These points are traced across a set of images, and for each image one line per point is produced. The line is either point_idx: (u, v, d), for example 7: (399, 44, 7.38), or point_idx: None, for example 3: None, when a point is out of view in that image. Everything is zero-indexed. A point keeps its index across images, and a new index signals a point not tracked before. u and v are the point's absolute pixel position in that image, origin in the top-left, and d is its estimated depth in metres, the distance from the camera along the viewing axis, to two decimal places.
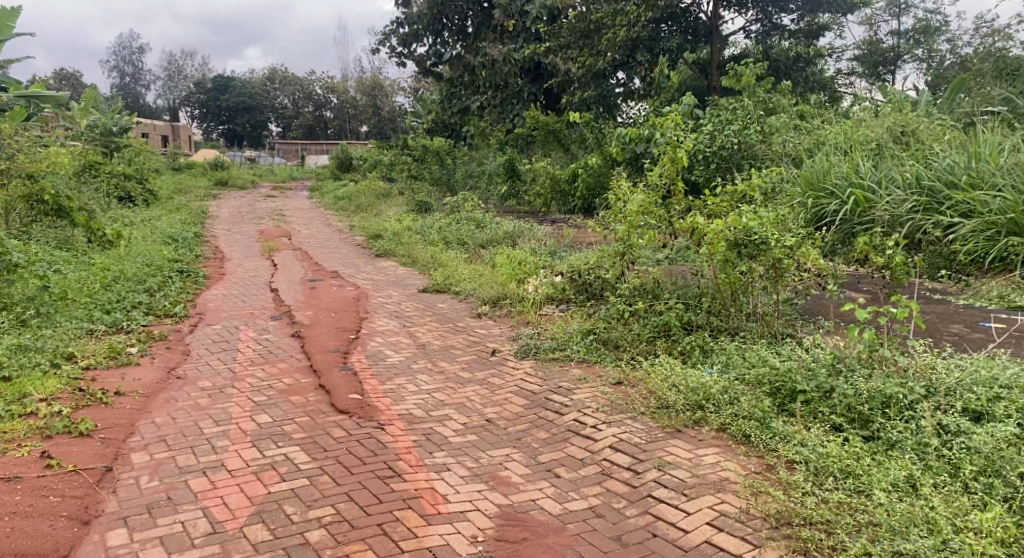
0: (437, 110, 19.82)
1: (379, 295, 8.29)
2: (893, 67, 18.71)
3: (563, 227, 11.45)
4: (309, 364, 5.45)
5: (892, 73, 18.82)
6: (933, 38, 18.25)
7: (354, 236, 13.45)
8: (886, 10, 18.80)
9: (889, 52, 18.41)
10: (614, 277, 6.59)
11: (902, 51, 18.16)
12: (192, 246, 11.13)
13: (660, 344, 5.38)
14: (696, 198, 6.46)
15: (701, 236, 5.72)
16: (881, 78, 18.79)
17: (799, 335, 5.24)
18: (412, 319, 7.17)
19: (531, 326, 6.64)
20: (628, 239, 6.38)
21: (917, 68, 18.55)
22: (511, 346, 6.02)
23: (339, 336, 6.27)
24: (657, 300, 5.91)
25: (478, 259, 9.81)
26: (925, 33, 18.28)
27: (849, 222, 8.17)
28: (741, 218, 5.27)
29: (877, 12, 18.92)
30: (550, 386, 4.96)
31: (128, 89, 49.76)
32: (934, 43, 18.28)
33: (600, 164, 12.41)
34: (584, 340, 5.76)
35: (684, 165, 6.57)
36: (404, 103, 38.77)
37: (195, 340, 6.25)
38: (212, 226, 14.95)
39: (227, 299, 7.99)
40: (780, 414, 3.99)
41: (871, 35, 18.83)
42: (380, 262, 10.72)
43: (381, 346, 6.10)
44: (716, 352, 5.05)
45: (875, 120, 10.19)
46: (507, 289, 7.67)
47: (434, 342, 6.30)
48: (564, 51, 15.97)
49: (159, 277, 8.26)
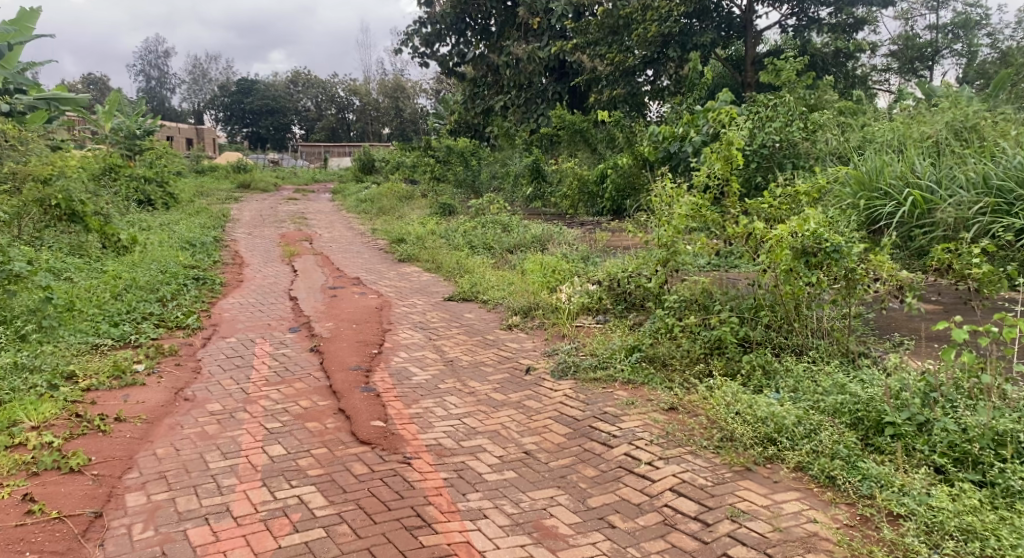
0: (460, 110, 19.36)
1: (402, 303, 7.82)
2: (930, 63, 17.85)
3: (594, 230, 10.94)
4: (327, 384, 4.98)
5: (928, 69, 17.94)
6: (973, 32, 17.45)
7: (378, 240, 13.02)
8: (923, 4, 18.03)
9: (927, 47, 17.60)
10: (657, 286, 6.10)
11: (941, 46, 17.39)
12: (210, 252, 10.76)
13: (716, 364, 4.91)
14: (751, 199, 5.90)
15: (759, 243, 5.23)
16: (917, 74, 17.99)
17: (874, 354, 4.75)
18: (439, 330, 6.69)
19: (567, 340, 6.14)
20: (672, 245, 5.91)
21: (956, 63, 17.75)
22: (546, 363, 5.52)
23: (361, 351, 5.82)
24: (709, 314, 5.41)
25: (506, 264, 9.32)
26: (965, 27, 17.47)
27: (906, 225, 7.61)
28: (807, 223, 4.77)
29: (913, 6, 18.14)
30: (594, 412, 4.46)
31: (154, 92, 49.94)
32: (974, 37, 17.47)
33: (630, 164, 11.85)
34: (629, 357, 5.28)
35: (738, 163, 6.01)
36: (426, 105, 38.37)
37: (207, 355, 5.82)
38: (233, 229, 14.59)
39: (243, 309, 7.55)
40: (867, 450, 3.54)
41: (907, 30, 18.06)
42: (403, 267, 10.27)
43: (406, 362, 5.62)
44: (781, 375, 4.57)
45: (929, 117, 9.60)
46: (539, 298, 7.17)
47: (463, 358, 5.82)
48: (592, 47, 15.39)
49: (174, 285, 7.86)
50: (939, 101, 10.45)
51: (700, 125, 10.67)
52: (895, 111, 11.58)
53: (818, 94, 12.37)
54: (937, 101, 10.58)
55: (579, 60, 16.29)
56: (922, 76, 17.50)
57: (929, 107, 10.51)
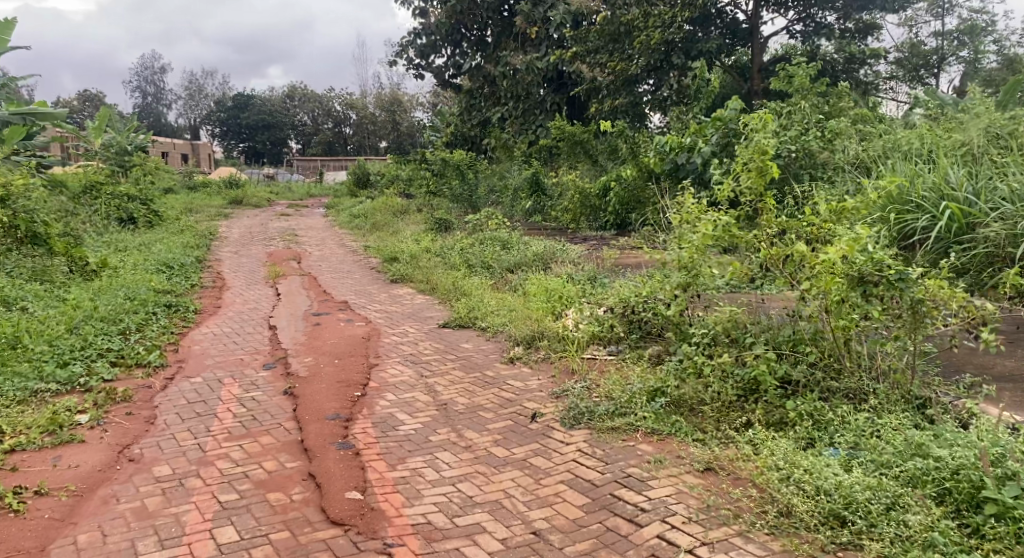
0: (457, 122, 18.68)
1: (392, 332, 7.08)
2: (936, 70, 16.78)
3: (601, 248, 10.24)
4: (299, 439, 4.27)
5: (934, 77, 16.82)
6: (979, 39, 16.44)
7: (370, 258, 12.30)
8: (928, 9, 17.23)
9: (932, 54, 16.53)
10: (676, 314, 5.44)
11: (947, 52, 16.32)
12: (189, 274, 10.02)
13: (756, 412, 4.23)
14: (788, 214, 5.14)
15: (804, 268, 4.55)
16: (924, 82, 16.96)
17: (940, 399, 4.05)
18: (431, 364, 5.96)
19: (578, 376, 5.40)
20: (693, 268, 5.33)
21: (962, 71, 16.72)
22: (554, 408, 4.79)
23: (341, 394, 5.09)
24: (743, 349, 4.75)
25: (506, 286, 8.59)
26: (971, 33, 16.56)
27: (944, 240, 6.96)
28: (859, 245, 4.08)
29: (918, 12, 17.39)
30: (615, 474, 3.77)
31: (150, 109, 49.29)
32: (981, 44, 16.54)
33: (635, 176, 11.14)
34: (652, 402, 4.58)
35: (774, 176, 5.29)
36: (423, 118, 37.69)
37: (167, 400, 5.06)
38: (219, 248, 13.86)
39: (215, 341, 6.79)
40: (967, 535, 2.93)
41: (912, 37, 17.31)
42: (395, 289, 9.55)
43: (392, 409, 4.87)
44: (836, 428, 3.91)
45: (961, 124, 8.94)
46: (543, 326, 6.44)
47: (458, 401, 5.06)
48: (592, 56, 14.72)
49: (141, 314, 7.10)
50: (964, 107, 9.78)
51: (709, 135, 10.00)
52: (915, 119, 10.93)
53: (834, 101, 11.67)
54: (963, 106, 9.90)
55: (578, 70, 15.56)
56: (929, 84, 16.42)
57: (952, 114, 9.83)
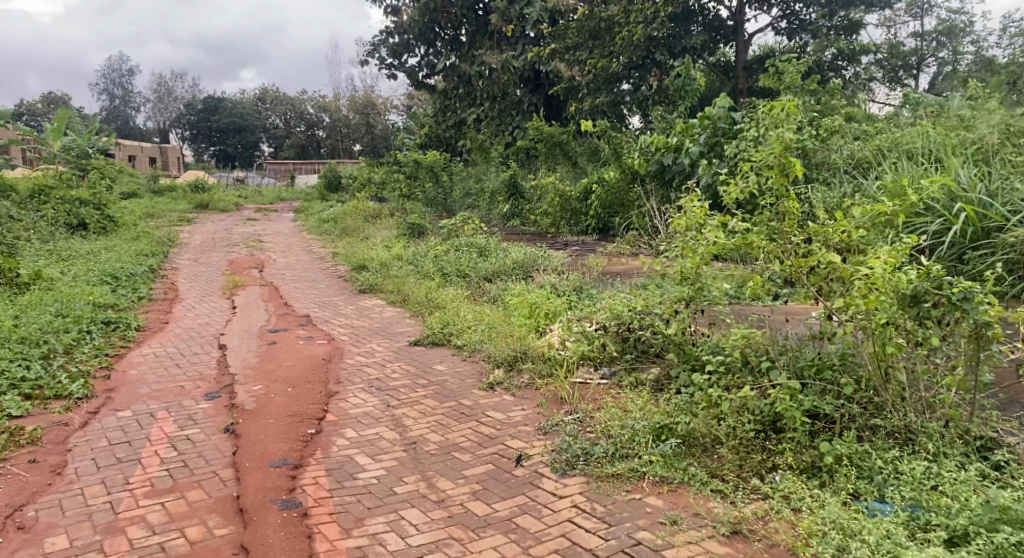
0: (430, 123, 17.94)
1: (356, 351, 6.32)
2: (915, 72, 15.36)
3: (585, 255, 9.61)
4: (235, 494, 3.57)
5: (913, 78, 15.43)
6: (959, 39, 15.20)
7: (338, 266, 11.53)
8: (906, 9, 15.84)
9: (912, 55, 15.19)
10: (677, 333, 4.83)
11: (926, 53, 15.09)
12: (137, 286, 9.15)
13: (784, 455, 3.60)
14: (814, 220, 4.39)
15: (841, 280, 3.89)
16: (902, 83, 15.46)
17: (1007, 441, 3.44)
18: (399, 391, 5.22)
19: (568, 406, 4.69)
20: (696, 281, 4.74)
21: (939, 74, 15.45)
22: (542, 447, 4.08)
23: (290, 433, 4.34)
24: (763, 379, 4.08)
25: (484, 297, 7.88)
26: (949, 34, 15.23)
27: (957, 246, 6.33)
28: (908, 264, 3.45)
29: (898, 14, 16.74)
30: (622, 542, 3.15)
31: (117, 112, 47.87)
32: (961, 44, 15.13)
33: (619, 178, 10.45)
34: (660, 443, 3.87)
35: (799, 177, 4.48)
36: (398, 120, 36.86)
37: (85, 441, 4.26)
38: (178, 256, 13.02)
39: (154, 365, 5.99)
40: None
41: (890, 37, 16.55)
42: (363, 300, 8.80)
43: (351, 451, 4.14)
44: (886, 477, 3.27)
45: (971, 121, 8.36)
46: (525, 345, 5.72)
47: (430, 439, 4.32)
48: (572, 54, 14.07)
49: (72, 334, 6.28)
50: (968, 105, 9.20)
51: (696, 134, 9.39)
52: (912, 115, 10.40)
53: (827, 99, 11.04)
54: (965, 104, 9.36)
55: (557, 68, 14.88)
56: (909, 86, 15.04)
57: (955, 111, 9.23)
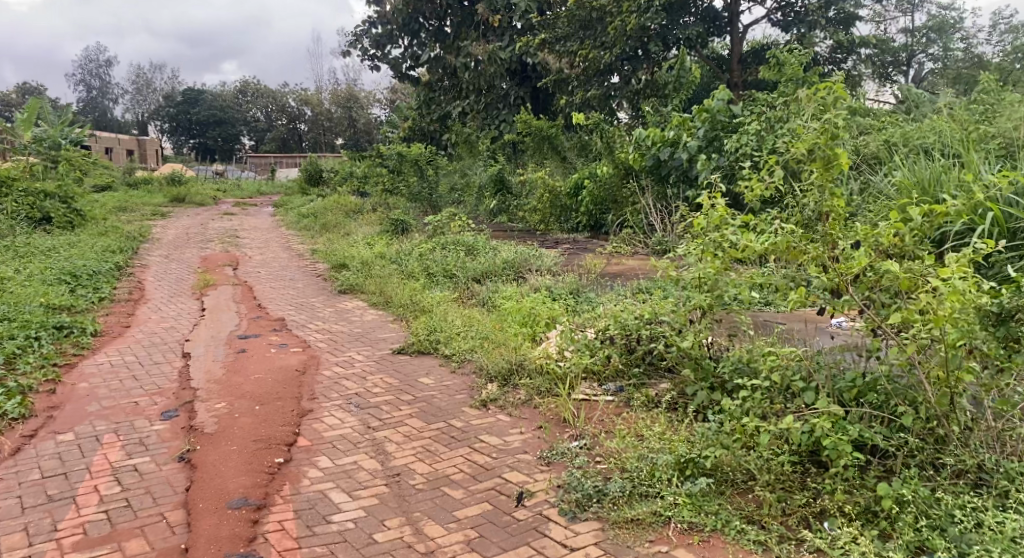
0: (414, 116, 17.32)
1: (334, 361, 5.74)
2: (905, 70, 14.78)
3: (579, 254, 9.07)
4: (183, 546, 3.04)
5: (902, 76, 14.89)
6: (949, 37, 14.67)
7: (317, 264, 10.93)
8: (896, 5, 15.38)
9: (901, 51, 14.62)
10: (695, 347, 4.27)
11: (916, 49, 14.54)
12: (99, 285, 8.49)
13: (833, 495, 3.10)
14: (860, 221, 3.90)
15: (900, 291, 3.43)
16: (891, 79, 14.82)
17: None
18: (381, 410, 4.64)
19: (572, 431, 4.13)
20: (716, 290, 4.19)
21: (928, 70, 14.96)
22: (547, 481, 3.53)
23: (254, 463, 3.76)
24: (801, 403, 3.55)
25: (472, 299, 7.33)
26: (939, 30, 14.64)
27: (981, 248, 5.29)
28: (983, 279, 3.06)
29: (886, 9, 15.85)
30: None
31: (94, 103, 46.69)
32: (950, 41, 14.63)
33: (612, 173, 9.83)
34: (687, 480, 3.34)
35: (844, 172, 3.97)
36: (381, 114, 36.17)
37: (14, 473, 3.67)
38: (148, 252, 12.32)
39: (107, 376, 5.36)
40: None
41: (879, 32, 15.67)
42: (342, 302, 8.22)
43: (325, 485, 3.58)
44: (961, 528, 2.80)
45: (988, 117, 7.91)
46: (521, 355, 5.15)
47: (416, 469, 3.76)
48: (562, 45, 13.47)
49: (16, 341, 5.64)
50: (981, 99, 8.76)
51: (695, 128, 8.83)
52: (918, 109, 9.94)
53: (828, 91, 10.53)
54: (977, 97, 8.91)
55: (545, 59, 14.33)
56: (899, 81, 14.38)
57: (966, 106, 8.76)
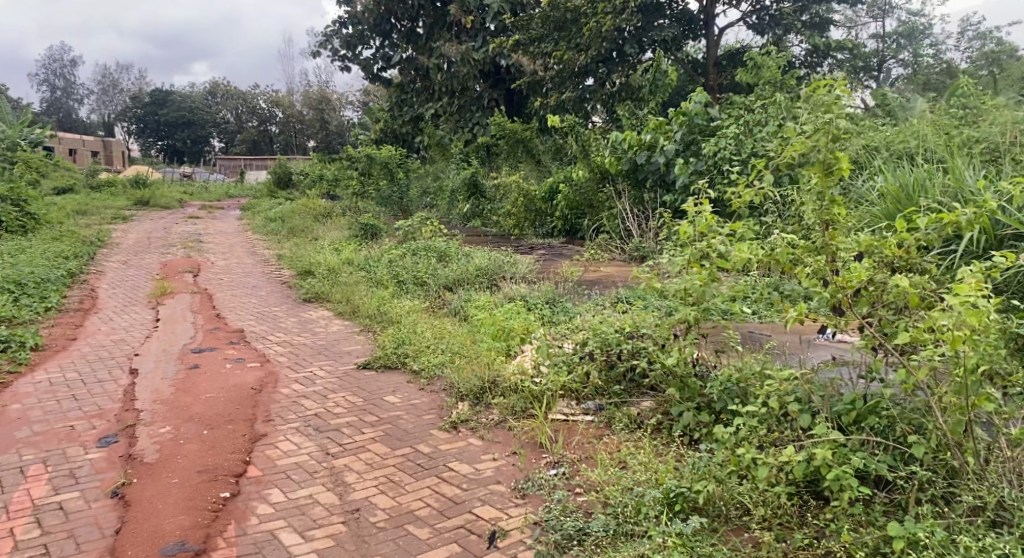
0: (386, 118, 16.91)
1: (294, 377, 5.36)
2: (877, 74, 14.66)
3: (555, 261, 8.76)
4: None
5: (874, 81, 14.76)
6: (919, 42, 14.58)
7: (282, 270, 10.51)
8: (867, 10, 15.28)
9: (872, 56, 14.53)
10: (681, 365, 3.95)
11: (887, 54, 14.46)
12: (46, 294, 8.01)
13: (838, 535, 2.80)
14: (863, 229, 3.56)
15: (908, 305, 3.14)
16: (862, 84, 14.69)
17: None
18: (341, 432, 4.27)
19: (550, 459, 3.78)
20: (701, 303, 3.87)
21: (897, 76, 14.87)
22: (523, 518, 3.20)
23: (196, 499, 3.39)
24: (800, 429, 3.25)
25: (443, 309, 6.96)
26: (909, 36, 14.59)
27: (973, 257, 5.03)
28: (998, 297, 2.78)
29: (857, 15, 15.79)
30: None
31: (58, 103, 45.58)
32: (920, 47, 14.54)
33: (588, 177, 9.53)
34: (678, 518, 3.03)
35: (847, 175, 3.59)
36: (353, 116, 35.63)
37: None
38: (105, 257, 11.80)
39: (44, 396, 4.94)
40: None
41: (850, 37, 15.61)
42: (306, 311, 7.83)
43: (275, 523, 3.23)
44: None
45: (969, 122, 7.73)
46: (493, 371, 4.79)
47: (377, 503, 3.41)
48: (536, 46, 13.13)
49: None
50: (959, 104, 8.60)
51: (672, 131, 8.52)
52: (894, 115, 9.76)
53: None
54: (957, 102, 8.73)
55: (519, 61, 13.99)
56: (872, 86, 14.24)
57: (949, 110, 8.56)
